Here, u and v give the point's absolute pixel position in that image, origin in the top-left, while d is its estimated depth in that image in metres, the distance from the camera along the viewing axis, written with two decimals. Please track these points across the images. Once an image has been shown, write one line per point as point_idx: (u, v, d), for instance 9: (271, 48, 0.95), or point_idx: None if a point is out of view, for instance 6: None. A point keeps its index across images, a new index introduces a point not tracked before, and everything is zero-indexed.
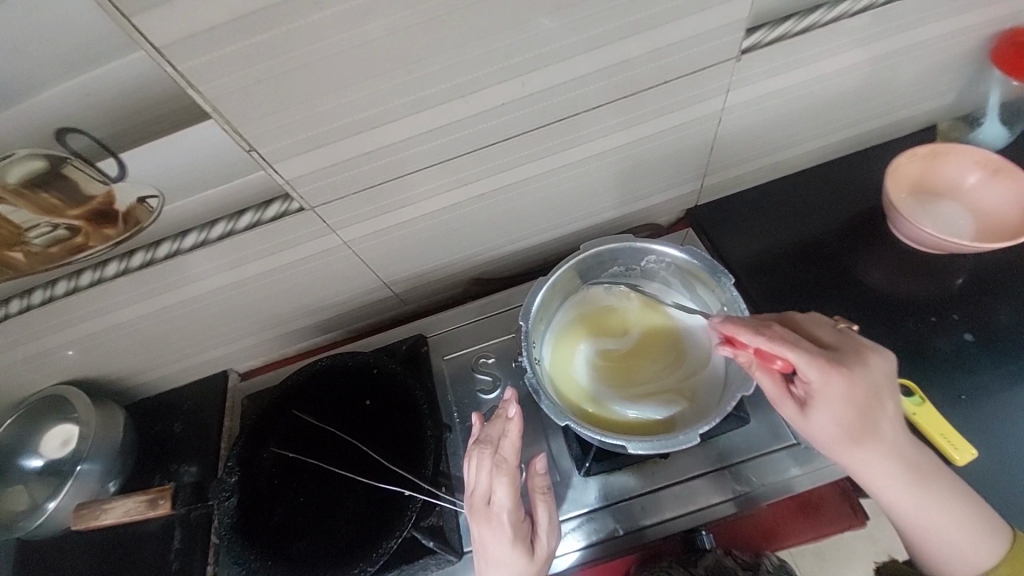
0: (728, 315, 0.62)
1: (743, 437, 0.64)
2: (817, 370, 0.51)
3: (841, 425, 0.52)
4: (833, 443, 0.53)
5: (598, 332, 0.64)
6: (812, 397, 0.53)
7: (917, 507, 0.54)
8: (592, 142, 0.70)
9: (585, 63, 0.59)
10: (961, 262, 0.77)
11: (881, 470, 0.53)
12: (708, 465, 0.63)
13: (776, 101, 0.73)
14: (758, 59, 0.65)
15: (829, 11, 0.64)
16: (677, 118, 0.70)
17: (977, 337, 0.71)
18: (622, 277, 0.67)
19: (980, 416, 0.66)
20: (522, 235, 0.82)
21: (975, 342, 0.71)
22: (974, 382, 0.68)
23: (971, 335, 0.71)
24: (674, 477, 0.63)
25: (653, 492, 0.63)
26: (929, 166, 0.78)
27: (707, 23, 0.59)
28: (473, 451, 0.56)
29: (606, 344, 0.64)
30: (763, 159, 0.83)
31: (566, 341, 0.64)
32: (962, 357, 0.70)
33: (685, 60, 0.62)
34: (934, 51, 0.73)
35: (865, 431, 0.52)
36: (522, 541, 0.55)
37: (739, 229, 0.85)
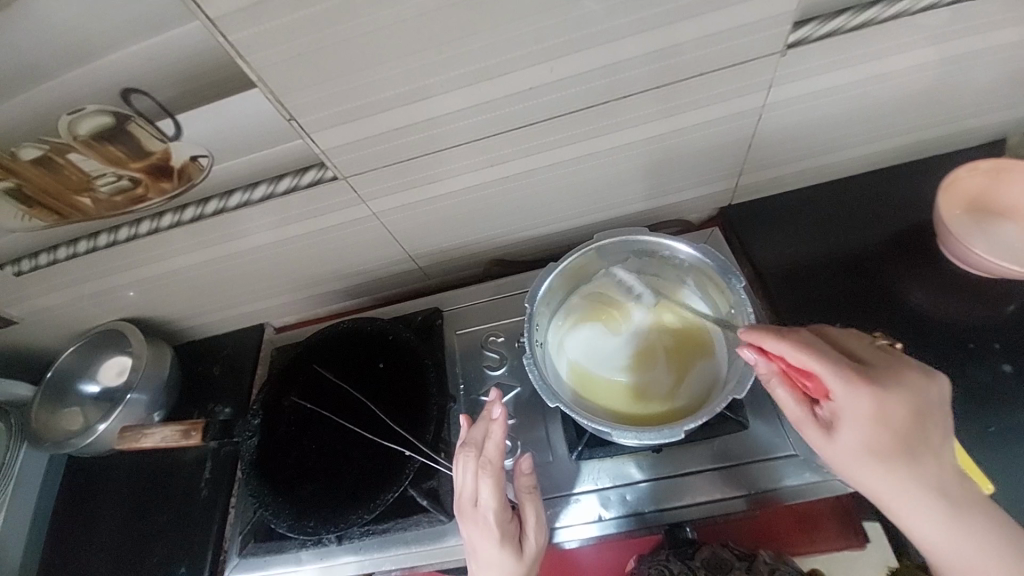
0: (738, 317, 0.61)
1: (742, 441, 0.63)
2: (843, 387, 0.50)
3: (870, 449, 0.51)
4: (865, 470, 0.52)
5: (610, 315, 0.65)
6: (840, 416, 0.51)
7: (952, 543, 0.51)
8: (621, 131, 0.69)
9: (618, 51, 0.59)
10: (1012, 288, 0.72)
11: (916, 505, 0.51)
12: (700, 464, 0.63)
13: (823, 101, 0.69)
14: (805, 55, 0.62)
15: (890, 7, 0.60)
16: (713, 111, 0.68)
17: (1017, 369, 0.66)
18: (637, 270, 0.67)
19: (1009, 453, 0.62)
20: (545, 220, 0.83)
21: (1015, 374, 0.66)
22: (1007, 416, 0.64)
23: (1011, 366, 0.67)
24: (666, 471, 0.64)
25: (645, 483, 0.64)
26: (990, 182, 0.72)
27: (751, 14, 0.56)
28: (459, 454, 0.58)
29: (620, 330, 0.64)
30: (805, 162, 0.80)
31: (577, 321, 0.66)
32: (996, 389, 0.66)
33: (726, 52, 0.61)
34: (1012, 55, 0.67)
35: (897, 461, 0.50)
36: (509, 541, 0.57)
37: (771, 233, 0.82)
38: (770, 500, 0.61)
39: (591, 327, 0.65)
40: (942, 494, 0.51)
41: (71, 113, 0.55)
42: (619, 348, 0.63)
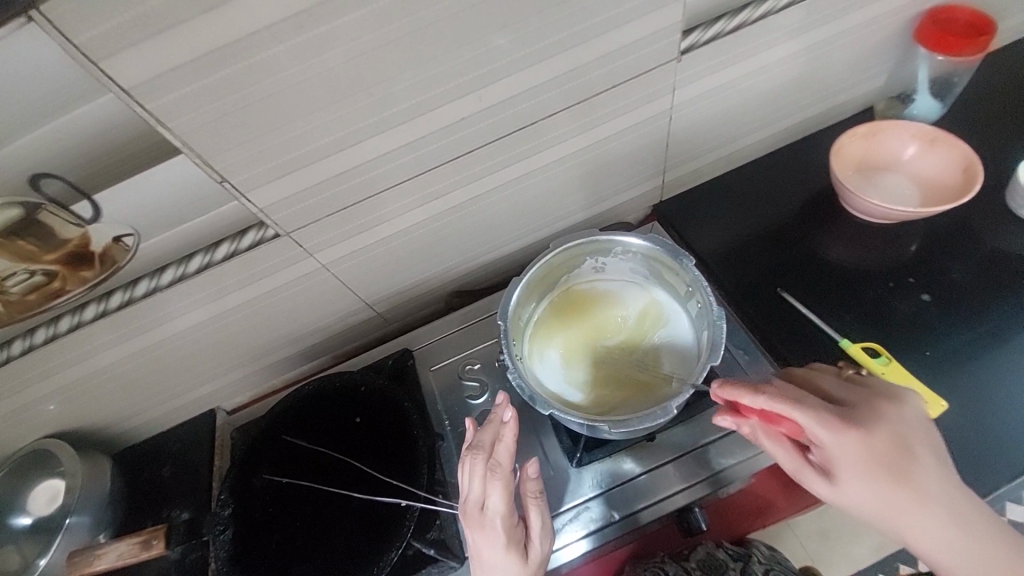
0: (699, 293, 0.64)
1: None
2: (828, 431, 0.51)
3: (871, 490, 0.51)
4: (873, 514, 0.52)
5: (585, 321, 0.67)
6: (834, 463, 0.52)
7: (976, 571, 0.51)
8: (552, 148, 0.73)
9: (537, 73, 0.63)
10: (911, 229, 0.81)
11: (926, 536, 0.51)
12: (694, 443, 0.65)
13: (721, 96, 0.78)
14: (698, 58, 0.70)
15: (757, 9, 0.69)
16: (630, 118, 0.74)
17: (934, 297, 0.75)
18: (596, 270, 0.70)
19: (949, 372, 0.70)
20: (496, 244, 0.84)
21: (933, 302, 0.75)
22: (937, 340, 0.72)
23: (929, 296, 0.75)
24: (664, 458, 0.65)
25: (646, 474, 0.64)
26: (871, 143, 0.83)
27: (646, 28, 0.63)
28: (466, 457, 0.56)
29: (588, 332, 0.66)
30: (717, 152, 0.88)
31: (556, 333, 0.66)
32: (923, 317, 0.74)
33: (631, 63, 0.67)
34: (860, 37, 0.79)
35: (900, 495, 0.51)
36: (516, 546, 0.54)
37: (703, 220, 0.89)
38: (761, 462, 0.64)
39: (570, 335, 0.66)
40: (946, 517, 0.51)
41: None
42: (592, 348, 0.65)
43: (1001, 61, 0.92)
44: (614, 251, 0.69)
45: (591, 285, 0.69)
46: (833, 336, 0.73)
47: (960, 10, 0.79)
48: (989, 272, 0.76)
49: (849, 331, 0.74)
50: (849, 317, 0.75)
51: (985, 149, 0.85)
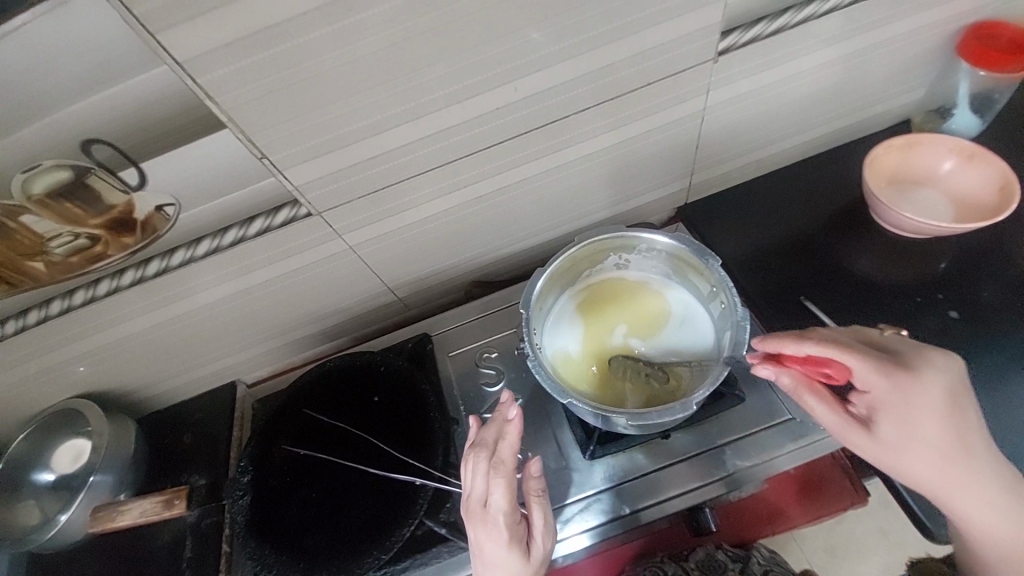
0: (721, 293, 0.64)
1: (742, 415, 0.65)
2: (881, 378, 0.53)
3: (917, 438, 0.53)
4: (919, 461, 0.53)
5: (607, 316, 0.67)
6: (880, 409, 0.54)
7: (999, 527, 0.54)
8: (582, 143, 0.74)
9: (573, 68, 0.63)
10: (943, 245, 0.80)
11: (965, 487, 0.53)
12: (708, 443, 0.65)
13: (755, 100, 0.77)
14: (735, 60, 0.69)
15: (798, 13, 0.68)
16: (662, 117, 0.74)
17: (962, 314, 0.74)
18: (619, 266, 0.70)
19: (974, 392, 0.68)
20: (519, 236, 0.85)
21: (961, 319, 0.73)
22: (963, 358, 0.70)
23: (957, 313, 0.74)
24: (677, 456, 0.65)
25: (658, 471, 0.64)
26: (905, 156, 0.82)
27: (685, 27, 0.63)
28: (470, 454, 0.57)
29: (609, 325, 0.66)
30: (747, 156, 0.87)
31: (577, 325, 0.67)
32: (950, 334, 0.72)
33: (668, 62, 0.67)
34: (901, 48, 0.78)
35: (943, 444, 0.53)
36: (519, 543, 0.55)
37: (729, 225, 0.88)
38: (776, 468, 0.63)
39: (590, 329, 0.66)
40: (986, 471, 0.54)
41: (26, 171, 0.53)
42: (612, 341, 0.65)
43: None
44: (638, 248, 0.70)
45: (614, 281, 0.70)
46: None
47: (1004, 27, 0.77)
48: (1022, 293, 0.74)
49: None
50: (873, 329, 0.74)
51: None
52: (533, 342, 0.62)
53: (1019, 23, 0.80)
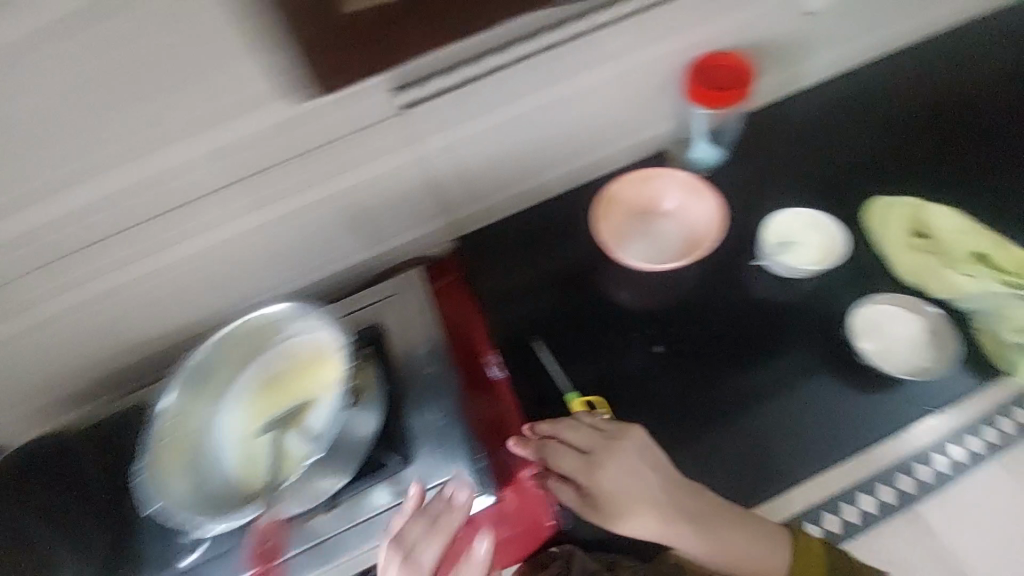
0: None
1: (409, 473, 0.67)
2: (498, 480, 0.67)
3: (565, 492, 0.67)
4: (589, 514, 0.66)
5: (268, 401, 0.67)
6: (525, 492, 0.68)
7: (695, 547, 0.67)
8: (290, 198, 0.71)
9: (236, 128, 0.60)
10: (669, 279, 0.85)
11: (645, 526, 0.66)
12: (381, 505, 0.66)
13: (478, 142, 0.77)
14: (423, 112, 0.68)
15: (481, 63, 0.67)
16: (377, 166, 0.73)
17: (665, 349, 0.81)
18: (284, 345, 0.68)
19: (650, 418, 0.78)
20: (270, 287, 0.82)
21: (662, 353, 0.80)
22: (651, 393, 0.79)
23: (661, 347, 0.81)
24: (351, 521, 0.67)
25: (336, 535, 0.67)
26: (642, 189, 0.85)
27: (346, 85, 0.61)
28: None
29: (259, 409, 0.67)
30: (504, 193, 0.88)
31: (245, 404, 0.67)
32: (649, 369, 0.80)
33: (345, 118, 0.65)
34: (621, 85, 0.79)
35: (588, 493, 0.67)
36: None
37: (491, 261, 0.91)
38: None
39: (257, 408, 0.67)
40: (656, 507, 0.66)
41: None
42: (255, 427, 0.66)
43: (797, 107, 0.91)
44: (295, 328, 0.67)
45: (287, 353, 0.67)
46: (563, 386, 0.81)
47: (727, 59, 0.77)
48: (720, 327, 0.80)
49: (580, 380, 0.81)
50: (586, 366, 0.82)
51: (764, 198, 0.85)
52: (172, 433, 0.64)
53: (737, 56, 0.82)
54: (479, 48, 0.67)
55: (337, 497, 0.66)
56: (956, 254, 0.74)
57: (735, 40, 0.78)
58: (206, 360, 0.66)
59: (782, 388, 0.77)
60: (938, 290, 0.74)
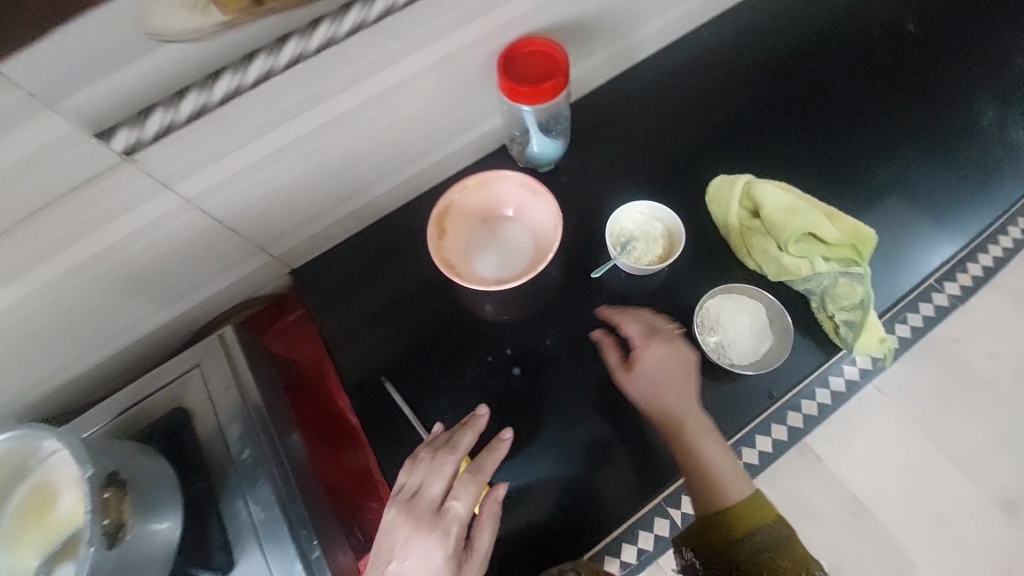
0: (102, 505, 0.47)
1: None
2: (462, 497, 0.60)
3: (656, 367, 0.68)
4: (649, 393, 0.68)
5: (38, 531, 0.53)
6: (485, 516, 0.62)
7: (688, 441, 0.66)
8: (18, 281, 0.55)
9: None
10: (523, 290, 0.79)
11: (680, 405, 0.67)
12: None
13: (269, 171, 0.64)
14: (157, 154, 0.52)
15: (218, 87, 0.51)
16: (122, 226, 0.57)
17: (523, 371, 0.76)
18: (45, 461, 0.53)
19: (514, 448, 0.73)
20: (53, 370, 0.69)
21: (520, 376, 0.75)
22: (514, 418, 0.74)
23: (519, 369, 0.76)
24: None
25: None
26: (483, 193, 0.79)
27: (23, 143, 0.45)
28: None
29: (29, 545, 0.53)
30: (329, 216, 0.77)
31: (10, 545, 0.53)
32: (508, 395, 0.75)
33: (46, 180, 0.48)
34: (433, 82, 0.68)
35: (672, 368, 0.68)
36: None
37: (332, 296, 0.80)
38: None
39: (31, 545, 0.53)
40: (653, 391, 0.68)
41: None
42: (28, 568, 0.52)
43: (626, 82, 0.89)
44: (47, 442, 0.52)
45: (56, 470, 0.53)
46: (420, 431, 0.73)
47: (540, 43, 0.70)
48: (575, 336, 0.77)
49: (439, 421, 0.74)
50: (444, 404, 0.74)
51: (606, 188, 0.84)
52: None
53: (561, 35, 0.74)
54: (210, 65, 0.50)
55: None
56: (790, 236, 0.71)
57: (545, 20, 0.71)
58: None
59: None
60: (774, 273, 0.73)
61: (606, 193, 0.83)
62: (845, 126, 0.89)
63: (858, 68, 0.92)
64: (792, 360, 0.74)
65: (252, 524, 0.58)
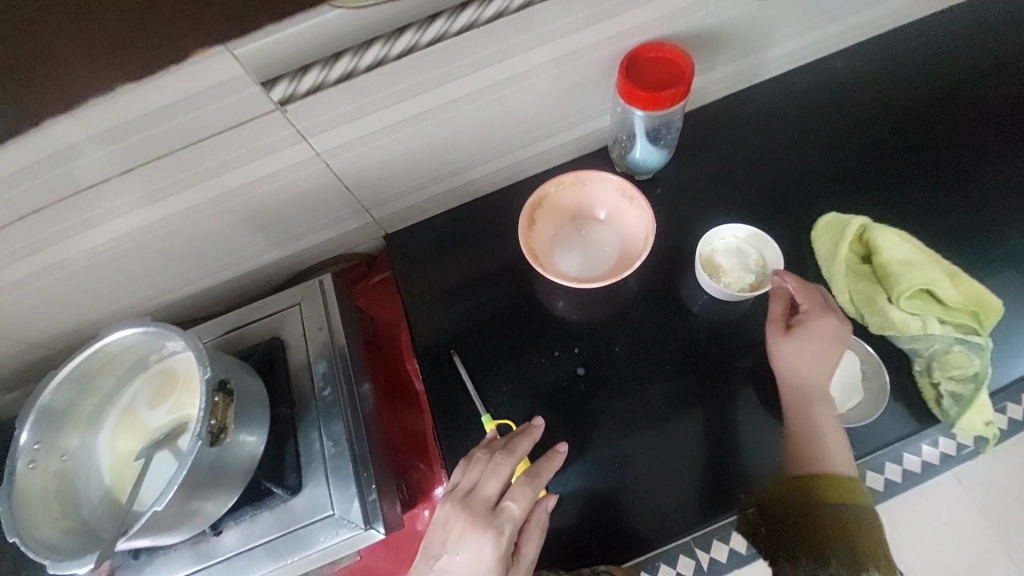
0: (213, 406, 0.53)
1: (290, 507, 0.61)
2: (516, 500, 0.62)
3: (792, 350, 0.66)
4: (800, 359, 0.66)
5: (147, 421, 0.61)
6: (535, 525, 0.64)
7: (823, 421, 0.65)
8: (170, 199, 0.64)
9: (61, 135, 0.51)
10: (605, 292, 0.79)
11: (810, 379, 0.66)
12: (258, 537, 0.61)
13: (390, 138, 0.68)
14: (305, 108, 0.58)
15: (366, 55, 0.55)
16: (258, 168, 0.64)
17: (587, 371, 0.76)
18: (166, 360, 0.62)
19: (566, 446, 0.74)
20: (179, 282, 0.79)
21: (583, 376, 0.76)
22: (569, 416, 0.75)
23: (583, 369, 0.76)
24: (221, 554, 0.61)
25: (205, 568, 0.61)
26: (579, 193, 0.79)
27: (201, 82, 0.51)
28: None
29: (139, 431, 0.60)
30: (431, 188, 0.81)
31: (123, 427, 0.61)
32: (569, 392, 0.75)
33: (214, 115, 0.55)
34: (554, 76, 0.70)
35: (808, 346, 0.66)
36: None
37: (418, 264, 0.84)
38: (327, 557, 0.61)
39: (137, 430, 0.61)
40: (811, 357, 0.66)
41: None
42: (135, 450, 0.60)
43: (744, 100, 0.86)
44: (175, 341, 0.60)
45: (173, 368, 0.61)
46: (478, 407, 0.75)
47: (667, 50, 0.69)
48: (645, 349, 0.76)
49: (498, 403, 0.76)
50: (505, 387, 0.76)
51: (703, 207, 0.81)
52: (45, 466, 0.57)
53: (687, 45, 0.73)
54: (364, 33, 0.54)
55: (223, 524, 0.60)
56: (902, 290, 0.66)
57: (676, 28, 0.70)
58: (70, 384, 0.58)
59: (694, 408, 0.74)
60: (877, 325, 0.69)
61: (701, 213, 0.81)
62: (983, 182, 0.81)
63: (1011, 121, 0.83)
64: (876, 423, 0.69)
65: (320, 455, 0.62)
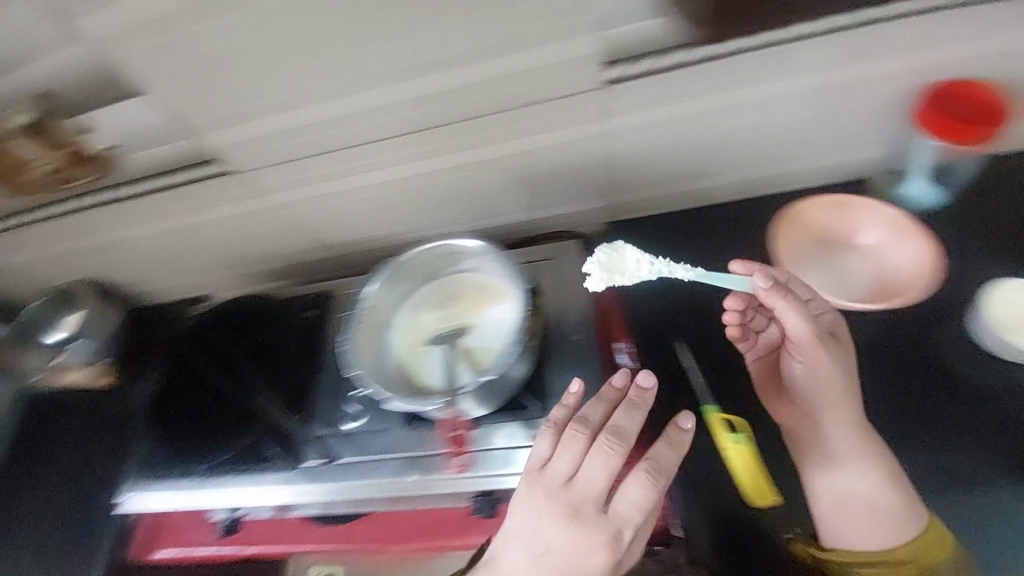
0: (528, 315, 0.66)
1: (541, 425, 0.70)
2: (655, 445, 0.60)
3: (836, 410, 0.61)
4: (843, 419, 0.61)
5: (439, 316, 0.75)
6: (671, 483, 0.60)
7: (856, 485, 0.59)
8: (478, 148, 0.76)
9: (447, 76, 0.66)
10: (856, 320, 0.73)
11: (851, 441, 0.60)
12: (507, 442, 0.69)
13: (671, 129, 0.74)
14: (626, 89, 0.69)
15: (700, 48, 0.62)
16: (557, 134, 0.74)
17: None
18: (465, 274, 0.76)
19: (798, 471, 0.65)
20: (430, 228, 0.87)
21: None
22: None
23: None
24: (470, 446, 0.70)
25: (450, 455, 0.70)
26: (839, 215, 0.76)
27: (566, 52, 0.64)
28: None
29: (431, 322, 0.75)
30: (680, 186, 0.82)
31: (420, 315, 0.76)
32: None
33: (556, 82, 0.67)
34: (847, 97, 0.71)
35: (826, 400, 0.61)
36: None
37: (642, 252, 0.85)
38: None
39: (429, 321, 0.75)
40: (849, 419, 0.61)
41: None
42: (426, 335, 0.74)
43: None
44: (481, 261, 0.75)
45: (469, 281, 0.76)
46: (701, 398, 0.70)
47: (980, 90, 0.67)
48: (899, 391, 0.68)
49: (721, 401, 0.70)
50: (732, 389, 0.71)
51: (984, 264, 0.73)
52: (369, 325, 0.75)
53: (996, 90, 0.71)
54: None
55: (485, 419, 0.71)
56: None
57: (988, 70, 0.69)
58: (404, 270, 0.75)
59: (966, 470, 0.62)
60: None
61: (984, 265, 0.73)
62: None
63: None
64: None
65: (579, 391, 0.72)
